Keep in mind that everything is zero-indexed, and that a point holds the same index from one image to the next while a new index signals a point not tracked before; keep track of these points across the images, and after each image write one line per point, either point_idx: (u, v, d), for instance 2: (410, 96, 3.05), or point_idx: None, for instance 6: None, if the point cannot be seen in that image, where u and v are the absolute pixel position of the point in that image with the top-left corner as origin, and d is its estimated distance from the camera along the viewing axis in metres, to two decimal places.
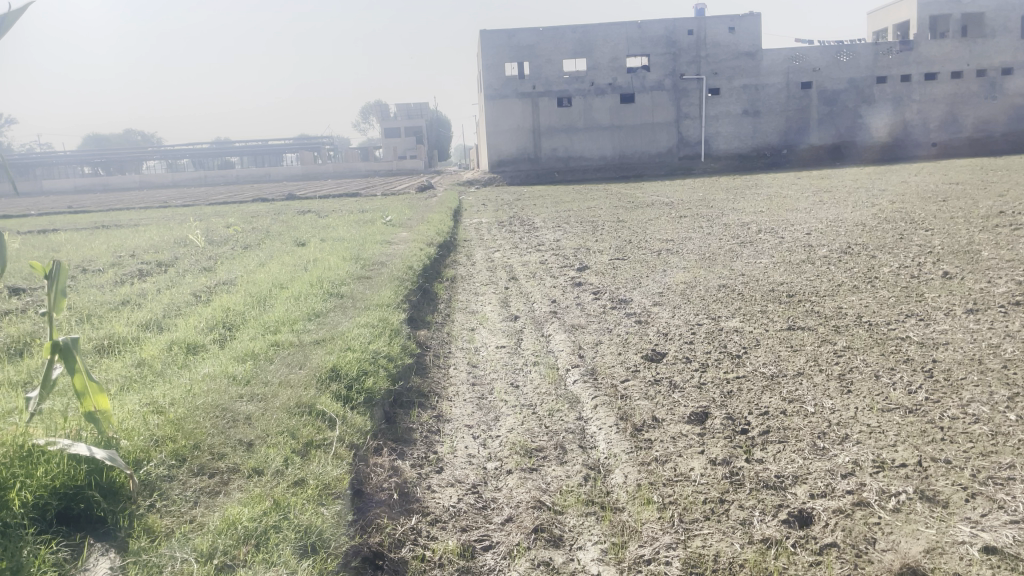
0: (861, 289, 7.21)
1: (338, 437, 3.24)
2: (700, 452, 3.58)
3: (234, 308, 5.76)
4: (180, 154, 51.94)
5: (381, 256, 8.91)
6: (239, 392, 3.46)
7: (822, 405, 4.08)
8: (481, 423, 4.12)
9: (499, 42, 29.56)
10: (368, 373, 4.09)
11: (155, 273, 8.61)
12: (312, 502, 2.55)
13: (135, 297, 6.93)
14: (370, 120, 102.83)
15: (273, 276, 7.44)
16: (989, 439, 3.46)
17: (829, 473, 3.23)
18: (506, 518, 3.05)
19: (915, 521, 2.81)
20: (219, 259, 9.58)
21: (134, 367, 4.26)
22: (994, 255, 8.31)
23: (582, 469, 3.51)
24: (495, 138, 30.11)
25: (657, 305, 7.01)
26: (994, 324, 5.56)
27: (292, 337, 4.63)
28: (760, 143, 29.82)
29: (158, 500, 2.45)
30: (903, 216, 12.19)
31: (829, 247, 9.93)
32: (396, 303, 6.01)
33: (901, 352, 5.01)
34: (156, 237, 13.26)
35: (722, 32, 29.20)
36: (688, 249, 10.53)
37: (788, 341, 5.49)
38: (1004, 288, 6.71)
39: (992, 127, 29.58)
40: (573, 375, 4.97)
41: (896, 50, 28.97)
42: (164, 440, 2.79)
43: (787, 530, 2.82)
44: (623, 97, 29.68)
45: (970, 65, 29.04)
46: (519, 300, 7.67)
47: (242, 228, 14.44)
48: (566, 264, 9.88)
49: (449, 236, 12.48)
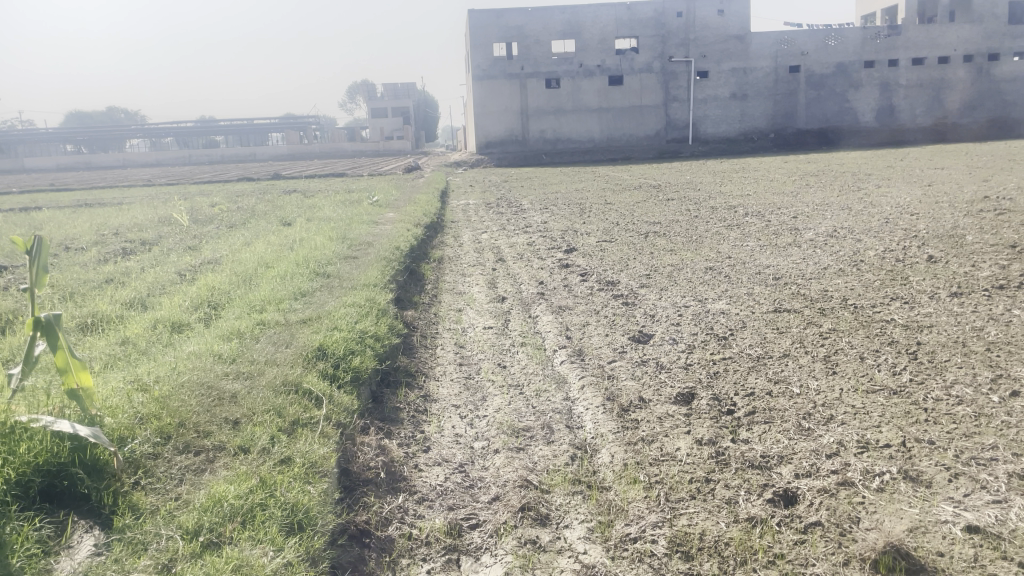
0: (846, 272, 7.25)
1: (324, 415, 3.23)
2: (686, 433, 3.59)
3: (219, 287, 5.72)
4: (165, 132, 51.59)
5: (367, 236, 8.86)
6: (225, 369, 3.45)
7: (807, 386, 4.11)
8: (468, 403, 4.12)
9: (487, 22, 29.33)
10: (355, 352, 4.08)
11: (138, 252, 8.52)
12: (298, 480, 2.54)
13: (119, 275, 6.88)
14: (357, 100, 102.22)
15: (259, 255, 7.38)
16: (971, 420, 3.50)
17: (813, 454, 3.26)
18: (493, 497, 3.05)
19: (899, 500, 2.83)
20: (204, 238, 9.49)
21: (119, 345, 4.22)
22: (979, 239, 8.37)
23: (569, 448, 3.52)
24: (482, 119, 29.99)
25: (644, 287, 7.01)
26: (978, 307, 5.61)
27: (278, 316, 4.60)
28: (748, 127, 29.83)
29: (142, 478, 2.43)
30: (888, 200, 12.25)
31: (815, 230, 9.98)
32: (383, 283, 5.99)
33: (885, 334, 5.04)
34: (140, 215, 13.14)
35: (711, 14, 29.12)
36: (675, 232, 10.54)
37: (774, 323, 5.53)
38: (988, 272, 6.75)
39: (978, 113, 29.73)
40: (560, 356, 4.97)
41: (884, 35, 29.00)
42: (148, 418, 2.76)
43: (773, 509, 2.84)
44: (611, 79, 29.59)
45: (957, 50, 29.14)
46: (507, 281, 7.65)
47: (227, 207, 14.34)
48: (554, 245, 9.87)
49: (435, 217, 12.46)
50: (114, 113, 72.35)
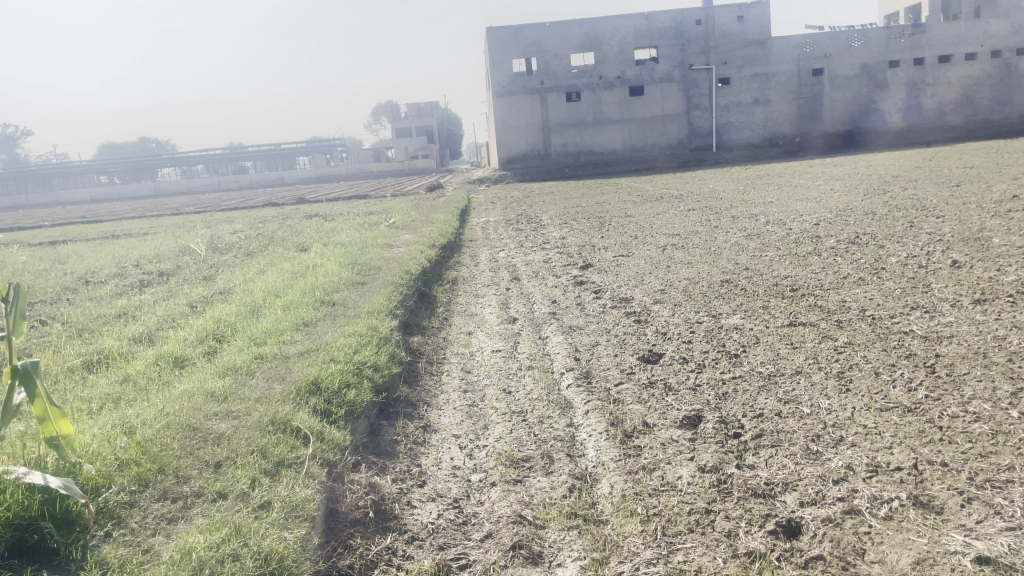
0: (866, 281, 7.07)
1: (311, 454, 3.17)
2: (689, 459, 3.47)
3: (225, 319, 5.71)
4: (194, 160, 52.34)
5: (379, 260, 8.85)
6: (215, 409, 3.41)
7: (819, 406, 3.96)
8: (469, 433, 4.03)
9: (506, 39, 29.51)
10: (350, 385, 4.03)
11: (154, 284, 8.58)
12: (275, 527, 2.49)
13: (131, 309, 6.92)
14: (381, 121, 103.68)
15: (269, 284, 7.39)
16: (988, 439, 3.34)
17: (820, 480, 3.12)
18: (485, 535, 2.97)
19: (907, 530, 2.69)
20: (220, 267, 9.54)
21: (119, 384, 4.20)
22: (1004, 241, 8.15)
23: (568, 479, 3.42)
24: (503, 135, 30.06)
25: (658, 303, 6.89)
26: (1000, 314, 5.41)
27: (277, 349, 4.57)
28: (772, 133, 29.51)
29: (114, 529, 2.39)
30: (914, 203, 12.00)
31: (836, 237, 9.80)
32: (389, 309, 5.95)
33: (902, 347, 4.87)
34: (162, 245, 13.31)
35: (730, 21, 28.92)
36: (694, 244, 10.39)
37: (789, 338, 5.38)
38: (1013, 276, 6.54)
39: (1008, 108, 29.06)
40: (567, 379, 4.86)
41: (908, 33, 28.54)
42: (128, 464, 2.74)
43: (774, 542, 2.72)
44: (632, 90, 29.49)
45: (984, 46, 28.59)
46: (520, 301, 7.57)
47: (247, 233, 14.43)
48: (570, 261, 9.78)
49: (452, 236, 12.43)
50: (144, 143, 73.79)
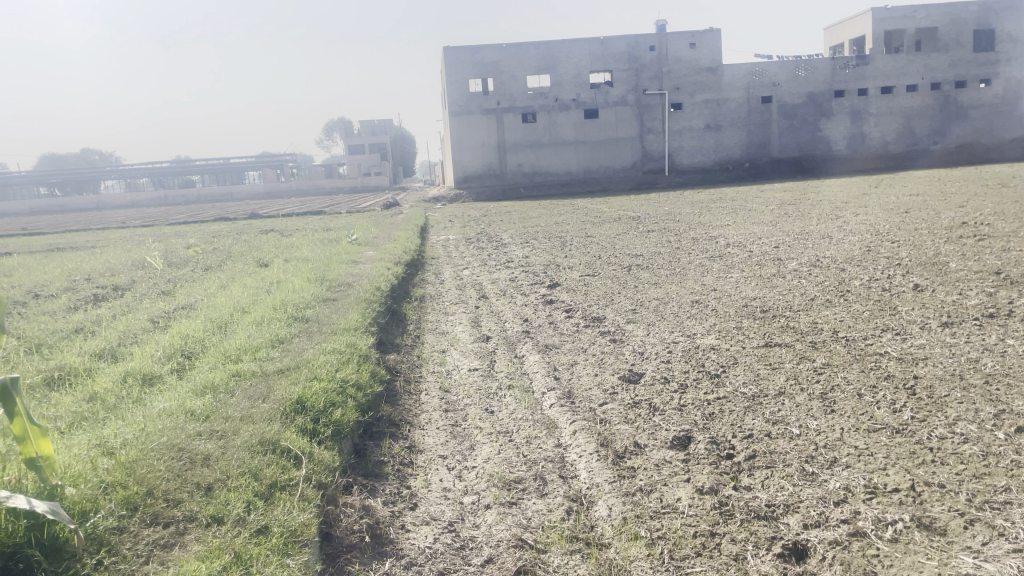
0: (833, 303, 7.16)
1: (304, 476, 3.08)
2: (686, 481, 3.43)
3: (194, 335, 5.51)
4: (139, 173, 51.08)
5: (347, 276, 8.67)
6: (198, 429, 3.25)
7: (807, 427, 3.96)
8: (456, 454, 3.92)
9: (463, 58, 29.61)
10: (335, 404, 3.91)
11: (110, 299, 8.27)
12: (276, 552, 2.42)
13: (89, 324, 6.64)
14: (333, 138, 103.12)
15: (235, 300, 7.17)
16: (980, 460, 3.37)
17: (820, 501, 3.11)
18: (486, 559, 2.88)
19: (915, 552, 2.69)
20: (178, 282, 9.24)
21: (85, 402, 3.99)
22: (962, 266, 8.35)
23: (564, 501, 3.34)
24: (459, 154, 30.05)
25: (631, 323, 6.88)
26: (971, 338, 5.51)
27: (254, 366, 4.41)
28: (723, 157, 30.05)
29: (106, 556, 2.26)
30: (868, 228, 12.25)
31: (798, 260, 9.92)
32: (364, 327, 5.79)
33: (881, 369, 4.93)
34: (114, 259, 12.89)
35: (683, 48, 29.45)
36: (658, 264, 10.43)
37: (767, 358, 5.40)
38: (977, 300, 6.69)
39: (947, 139, 30.10)
40: (549, 399, 4.77)
41: (852, 64, 29.44)
42: (113, 487, 2.60)
43: (784, 566, 2.71)
44: (587, 113, 29.79)
45: (924, 79, 29.60)
46: (491, 319, 7.49)
47: (203, 247, 14.09)
48: (537, 280, 9.74)
49: (416, 254, 12.28)
50: (87, 155, 72.09)
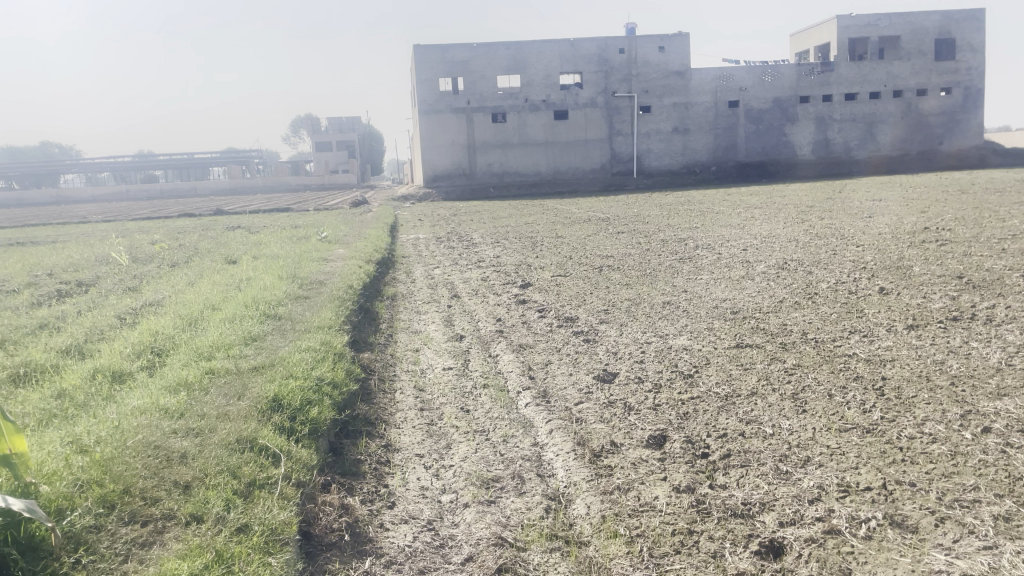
0: (802, 305, 7.27)
1: (283, 474, 3.06)
2: (663, 479, 3.46)
3: (163, 332, 5.43)
4: (101, 167, 50.10)
5: (318, 274, 8.60)
6: (173, 427, 3.22)
7: (780, 426, 4.02)
8: (433, 452, 3.91)
9: (433, 57, 29.51)
10: (312, 402, 3.89)
11: (74, 295, 8.11)
12: (257, 552, 2.42)
13: (54, 319, 6.51)
14: (300, 134, 102.16)
15: (204, 296, 7.09)
16: (949, 460, 3.44)
17: (795, 499, 3.16)
18: (466, 557, 2.87)
19: (888, 549, 2.75)
20: (145, 278, 9.10)
21: (54, 399, 3.91)
22: (925, 271, 8.52)
23: (542, 500, 3.35)
24: (429, 153, 29.93)
25: (604, 323, 6.92)
26: (936, 340, 5.63)
27: (228, 364, 4.36)
28: (691, 160, 30.33)
29: (84, 555, 2.26)
30: (833, 232, 12.45)
31: (765, 262, 10.04)
32: (338, 325, 5.76)
33: (850, 370, 5.01)
34: (77, 254, 12.63)
35: (652, 51, 29.69)
36: (628, 265, 10.50)
37: (738, 359, 5.47)
38: (940, 303, 6.84)
39: (909, 145, 30.66)
40: (525, 399, 4.77)
41: (817, 71, 29.92)
42: (89, 485, 2.58)
43: (761, 563, 2.75)
44: (557, 114, 29.89)
45: (887, 86, 30.16)
46: (464, 318, 7.48)
47: (168, 244, 13.86)
48: (508, 280, 9.74)
49: (386, 253, 12.23)
50: (46, 148, 70.57)
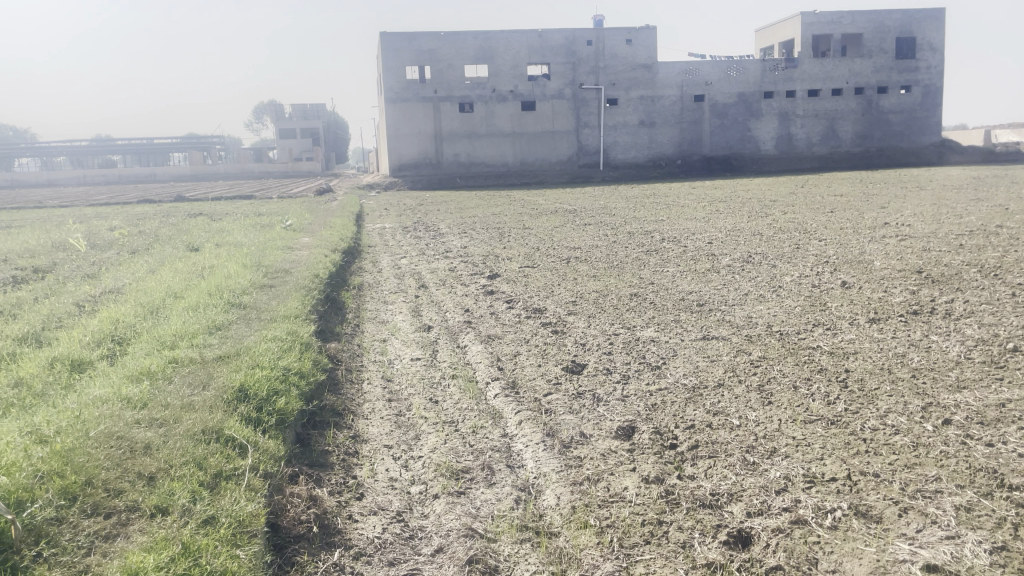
0: (767, 298, 7.37)
1: (250, 465, 3.03)
2: (632, 470, 3.47)
3: (123, 320, 5.31)
4: (56, 151, 48.88)
5: (283, 263, 8.50)
6: (137, 417, 3.16)
7: (746, 418, 4.06)
8: (401, 443, 3.88)
9: (400, 44, 29.20)
10: (278, 393, 3.85)
11: (30, 281, 7.90)
12: (225, 544, 2.39)
13: (9, 307, 6.34)
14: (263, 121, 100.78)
15: (166, 284, 6.96)
16: (911, 450, 3.51)
17: (762, 490, 3.19)
18: (436, 549, 2.86)
19: (854, 539, 2.80)
20: (104, 265, 8.91)
21: (11, 388, 3.81)
22: (886, 265, 8.67)
23: (512, 490, 3.34)
24: (394, 142, 29.67)
25: (572, 314, 6.94)
26: (897, 333, 5.74)
27: (193, 353, 4.28)
28: (656, 153, 30.51)
29: (46, 548, 2.22)
30: (796, 226, 12.60)
31: (731, 256, 10.15)
32: (304, 314, 5.69)
33: (814, 362, 5.08)
34: (32, 239, 12.32)
35: (619, 44, 29.77)
36: (596, 257, 10.53)
37: (705, 351, 5.51)
38: (901, 298, 6.95)
39: (869, 142, 31.12)
40: (493, 390, 4.75)
41: (781, 67, 30.29)
42: (49, 476, 2.52)
43: (730, 552, 2.78)
44: (524, 105, 29.83)
45: (849, 83, 30.59)
46: (431, 309, 7.44)
47: (128, 230, 13.57)
48: (476, 271, 9.71)
49: (352, 242, 12.12)
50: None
